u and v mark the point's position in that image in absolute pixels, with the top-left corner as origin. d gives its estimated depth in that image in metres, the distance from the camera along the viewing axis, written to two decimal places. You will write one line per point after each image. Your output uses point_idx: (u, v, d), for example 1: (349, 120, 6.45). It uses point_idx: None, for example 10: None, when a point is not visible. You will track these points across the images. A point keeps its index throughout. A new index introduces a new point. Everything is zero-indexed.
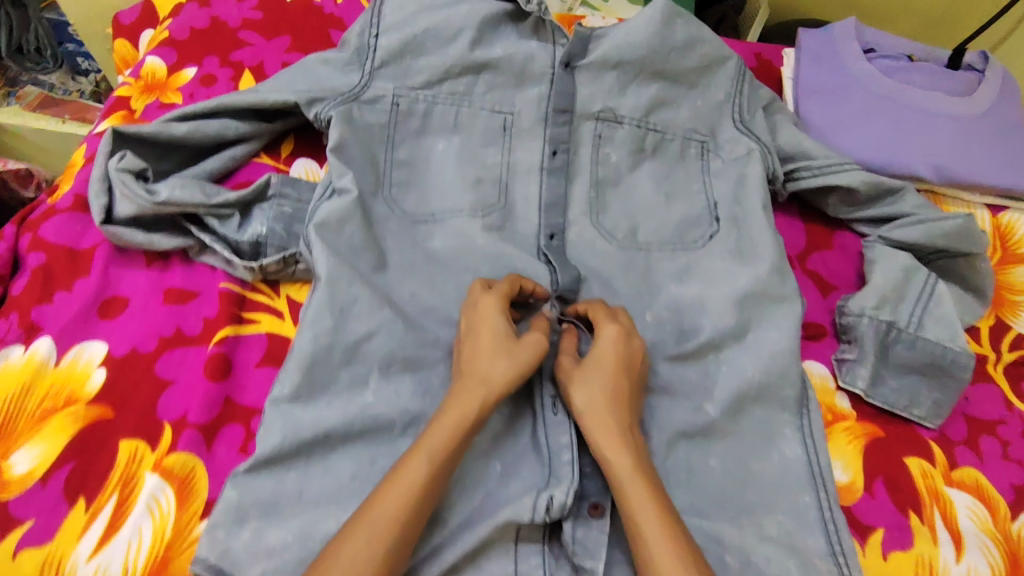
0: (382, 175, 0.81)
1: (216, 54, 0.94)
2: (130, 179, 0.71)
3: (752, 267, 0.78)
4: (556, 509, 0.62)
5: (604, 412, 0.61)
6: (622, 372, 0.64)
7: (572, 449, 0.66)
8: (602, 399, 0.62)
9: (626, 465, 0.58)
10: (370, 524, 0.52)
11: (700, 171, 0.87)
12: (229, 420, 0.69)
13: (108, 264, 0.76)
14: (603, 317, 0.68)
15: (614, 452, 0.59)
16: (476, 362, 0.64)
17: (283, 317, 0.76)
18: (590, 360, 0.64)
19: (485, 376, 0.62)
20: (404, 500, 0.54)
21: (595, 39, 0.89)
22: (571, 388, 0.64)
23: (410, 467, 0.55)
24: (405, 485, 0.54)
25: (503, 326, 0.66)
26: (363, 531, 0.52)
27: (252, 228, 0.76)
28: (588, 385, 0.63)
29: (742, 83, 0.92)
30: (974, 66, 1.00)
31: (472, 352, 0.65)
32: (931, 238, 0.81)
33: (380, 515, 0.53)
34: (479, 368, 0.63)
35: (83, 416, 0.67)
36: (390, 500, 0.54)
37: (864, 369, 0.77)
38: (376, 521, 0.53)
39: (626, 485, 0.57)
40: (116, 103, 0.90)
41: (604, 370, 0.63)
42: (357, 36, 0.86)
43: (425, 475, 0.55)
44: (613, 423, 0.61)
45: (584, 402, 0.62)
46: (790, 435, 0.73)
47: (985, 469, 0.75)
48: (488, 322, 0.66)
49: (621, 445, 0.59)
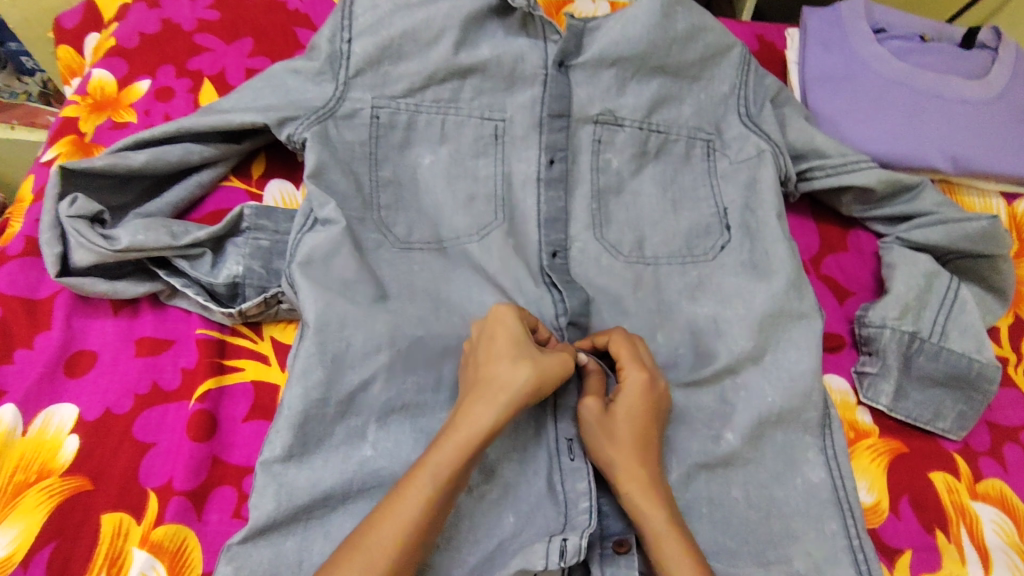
0: (369, 199, 0.74)
1: (171, 63, 0.85)
2: (85, 227, 0.65)
3: (766, 281, 0.74)
4: (572, 556, 0.57)
5: (634, 463, 0.59)
6: (648, 421, 0.62)
7: (590, 497, 0.62)
8: (631, 448, 0.60)
9: (657, 521, 0.57)
10: (366, 556, 0.49)
11: (707, 173, 0.81)
12: (219, 483, 0.64)
13: (70, 314, 0.70)
14: (629, 354, 0.64)
15: (646, 508, 0.58)
16: (490, 367, 0.58)
17: (269, 362, 0.70)
18: (617, 406, 0.62)
19: (503, 385, 0.55)
20: (402, 528, 0.50)
21: (589, 33, 0.81)
22: (599, 442, 0.61)
23: (411, 492, 0.51)
24: (404, 515, 0.50)
25: (523, 332, 0.60)
26: (357, 563, 0.48)
27: (228, 268, 0.70)
28: (618, 441, 0.60)
29: (747, 73, 0.86)
30: (986, 45, 0.94)
31: (487, 358, 0.59)
32: (952, 240, 0.78)
33: (377, 547, 0.49)
34: (495, 374, 0.57)
35: (58, 491, 0.61)
36: (389, 529, 0.50)
37: (887, 383, 0.73)
38: (371, 553, 0.49)
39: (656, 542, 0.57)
40: (63, 126, 0.82)
41: (634, 419, 0.61)
42: (326, 43, 0.77)
43: (427, 501, 0.51)
44: (641, 472, 0.59)
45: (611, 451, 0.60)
46: (813, 459, 0.68)
47: (1009, 479, 0.72)
48: (506, 326, 0.60)
49: (653, 499, 0.58)
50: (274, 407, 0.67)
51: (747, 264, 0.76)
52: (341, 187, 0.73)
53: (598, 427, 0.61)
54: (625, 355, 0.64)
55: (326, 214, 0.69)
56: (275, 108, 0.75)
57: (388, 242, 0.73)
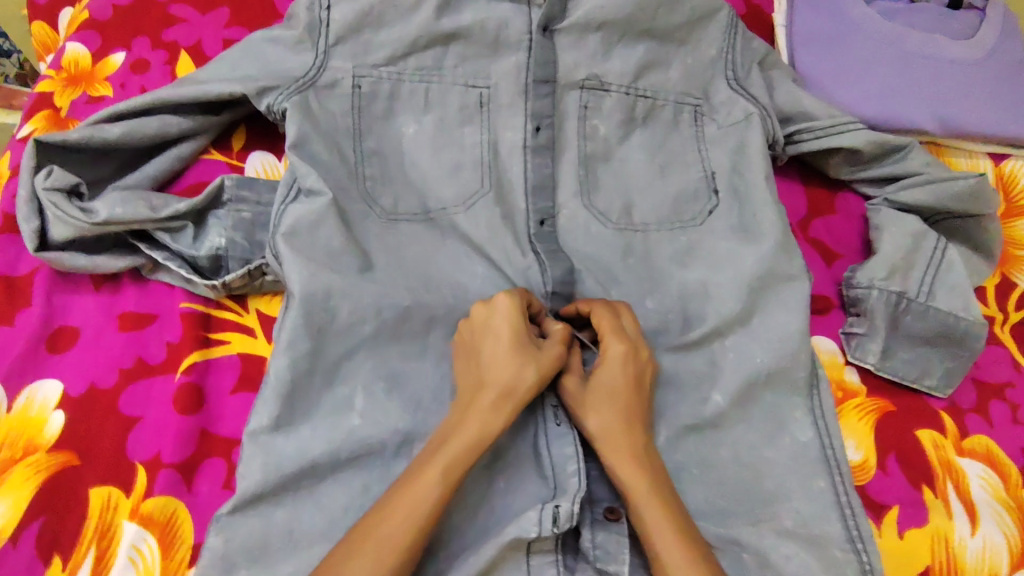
0: (356, 169, 0.73)
1: (146, 35, 0.83)
2: (61, 200, 0.64)
3: (755, 245, 0.73)
4: (563, 520, 0.56)
5: (615, 434, 0.58)
6: (630, 391, 0.61)
7: (579, 463, 0.61)
8: (613, 421, 0.59)
9: (640, 489, 0.56)
10: (376, 555, 0.48)
11: (695, 137, 0.80)
12: (208, 455, 0.63)
13: (50, 291, 0.69)
14: (609, 328, 0.63)
15: (627, 477, 0.56)
16: (494, 366, 0.57)
17: (254, 335, 0.69)
18: (597, 380, 0.61)
19: (508, 385, 0.56)
20: (410, 525, 0.49)
21: None
22: (583, 411, 0.60)
23: (422, 489, 0.51)
24: (414, 513, 0.50)
25: (523, 328, 0.59)
26: (367, 562, 0.48)
27: (209, 240, 0.69)
28: (602, 408, 0.59)
29: (735, 36, 0.84)
30: (974, 4, 0.93)
31: (489, 355, 0.58)
32: (942, 200, 0.77)
33: (385, 544, 0.48)
34: (498, 374, 0.57)
35: (46, 465, 0.61)
36: (400, 528, 0.49)
37: (875, 343, 0.74)
38: (379, 551, 0.48)
39: (641, 509, 0.55)
40: (37, 101, 0.80)
41: (614, 392, 0.60)
42: (305, 10, 0.75)
43: (439, 499, 0.50)
44: (623, 443, 0.58)
45: (593, 425, 0.59)
46: (800, 418, 0.69)
47: (996, 435, 0.73)
48: (509, 322, 0.59)
49: (635, 469, 0.57)
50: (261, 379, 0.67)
51: (734, 228, 0.76)
52: (324, 157, 0.71)
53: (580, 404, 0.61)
54: (607, 330, 0.63)
55: (314, 184, 0.68)
56: (254, 78, 0.73)
57: (374, 213, 0.72)
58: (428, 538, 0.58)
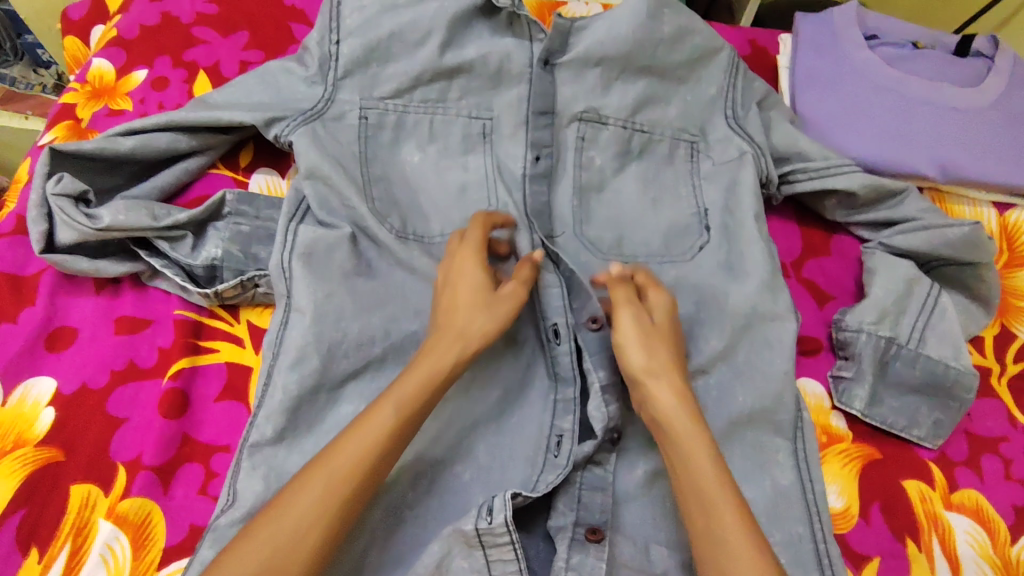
0: (364, 189, 0.73)
1: (168, 54, 0.87)
2: (69, 205, 0.67)
3: (743, 283, 0.74)
4: (498, 509, 0.56)
5: (673, 386, 0.56)
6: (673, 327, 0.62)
7: (561, 473, 0.60)
8: (666, 370, 0.57)
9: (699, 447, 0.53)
10: (330, 470, 0.48)
11: (690, 173, 0.81)
12: (186, 460, 0.64)
13: (53, 292, 0.72)
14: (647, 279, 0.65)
15: (684, 426, 0.54)
16: (451, 314, 0.58)
17: (244, 345, 0.71)
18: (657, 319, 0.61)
19: (462, 331, 0.56)
20: (365, 445, 0.49)
21: (576, 32, 0.81)
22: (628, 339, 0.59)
23: (376, 411, 0.51)
24: (369, 431, 0.50)
25: (483, 278, 0.60)
26: (321, 479, 0.48)
27: (207, 251, 0.72)
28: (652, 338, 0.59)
29: (736, 76, 0.85)
30: (983, 52, 0.94)
31: (449, 305, 0.59)
32: (934, 246, 0.77)
33: (342, 462, 0.48)
34: (454, 321, 0.57)
35: (30, 460, 0.63)
36: (354, 448, 0.49)
37: (862, 389, 0.73)
38: (336, 466, 0.48)
39: (698, 473, 0.51)
40: (61, 112, 0.84)
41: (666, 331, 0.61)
42: (316, 45, 0.77)
43: (394, 421, 0.51)
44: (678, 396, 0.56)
45: (644, 364, 0.58)
46: (783, 461, 0.67)
47: (986, 490, 0.71)
48: (465, 273, 0.60)
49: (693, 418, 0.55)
50: (245, 389, 0.68)
51: (723, 265, 0.76)
52: (332, 178, 0.71)
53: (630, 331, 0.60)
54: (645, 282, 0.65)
55: (328, 218, 0.71)
56: (265, 109, 0.75)
57: (385, 230, 0.71)
58: (398, 561, 0.58)
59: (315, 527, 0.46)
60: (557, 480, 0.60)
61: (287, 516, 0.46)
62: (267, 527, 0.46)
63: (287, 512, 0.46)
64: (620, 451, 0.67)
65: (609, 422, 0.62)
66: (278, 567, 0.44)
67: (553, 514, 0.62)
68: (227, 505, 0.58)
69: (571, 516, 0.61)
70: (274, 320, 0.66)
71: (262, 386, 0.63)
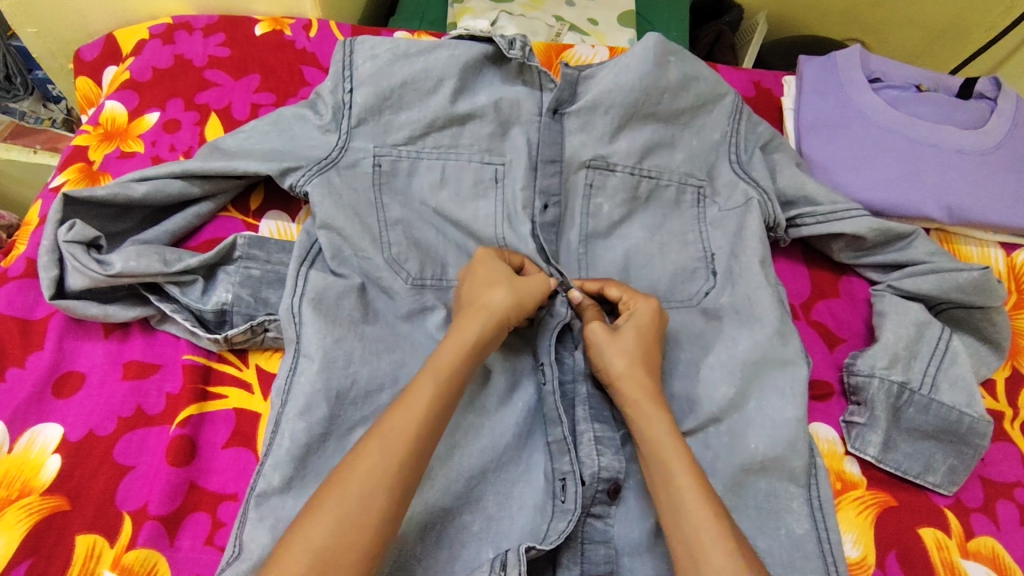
0: (380, 239, 0.73)
1: (180, 97, 0.88)
2: (80, 252, 0.68)
3: (751, 327, 0.73)
4: (512, 566, 0.55)
5: (657, 414, 0.60)
6: (654, 343, 0.66)
7: (570, 519, 0.60)
8: (645, 398, 0.61)
9: (680, 472, 0.55)
10: (385, 438, 0.52)
11: (696, 219, 0.81)
12: (193, 509, 0.63)
13: (62, 336, 0.71)
14: (631, 293, 0.69)
15: (661, 447, 0.57)
16: (476, 294, 0.64)
17: (252, 390, 0.71)
18: (625, 329, 0.66)
19: (488, 304, 0.63)
20: (413, 417, 0.53)
21: (584, 80, 0.83)
22: (606, 354, 0.64)
23: (417, 391, 0.55)
24: (414, 402, 0.54)
25: (503, 268, 0.67)
26: (379, 443, 0.51)
27: (217, 295, 0.72)
28: (626, 350, 0.64)
29: (740, 120, 0.85)
30: (985, 94, 0.95)
31: (471, 287, 0.66)
32: (943, 290, 0.77)
33: (394, 429, 0.52)
34: (482, 296, 0.64)
35: (36, 510, 0.62)
36: (403, 418, 0.53)
37: (876, 434, 0.72)
38: (389, 435, 0.52)
39: (678, 492, 0.54)
40: (73, 154, 0.85)
41: (643, 340, 0.65)
42: (329, 94, 0.78)
43: (436, 391, 0.55)
44: (661, 426, 0.59)
45: (630, 393, 0.62)
46: (797, 509, 0.66)
47: (1003, 537, 0.70)
48: (485, 265, 0.67)
49: (672, 439, 0.58)
50: (254, 436, 0.68)
51: (730, 310, 0.75)
52: (348, 231, 0.72)
53: (608, 357, 0.64)
54: (630, 296, 0.69)
55: (340, 267, 0.71)
56: (280, 160, 0.75)
57: (401, 280, 0.72)
58: None
59: (380, 486, 0.49)
60: (567, 531, 0.59)
61: (349, 481, 0.49)
62: (334, 496, 0.48)
63: (349, 479, 0.49)
64: (630, 499, 0.65)
65: (602, 469, 0.63)
66: (348, 530, 0.47)
67: (560, 568, 0.61)
68: (232, 558, 0.57)
69: (577, 568, 0.61)
70: (282, 366, 0.66)
71: (270, 433, 0.62)
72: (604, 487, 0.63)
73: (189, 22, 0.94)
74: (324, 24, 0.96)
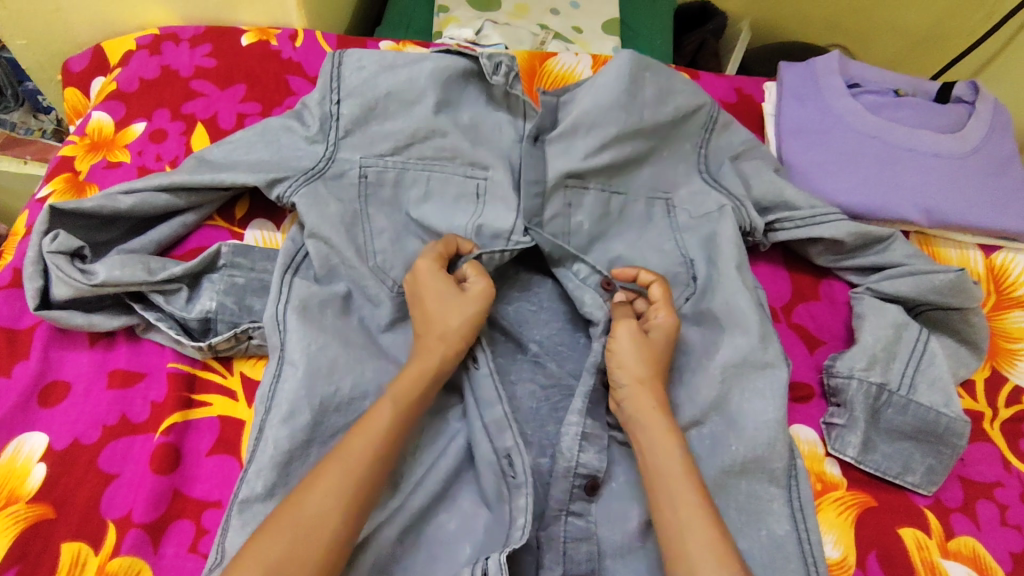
0: (366, 246, 0.74)
1: (167, 107, 0.89)
2: (64, 262, 0.68)
3: (731, 332, 0.74)
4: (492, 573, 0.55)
5: (665, 425, 0.60)
6: (672, 359, 0.66)
7: (528, 513, 0.59)
8: (657, 407, 0.61)
9: (684, 481, 0.56)
10: (341, 462, 0.53)
11: (669, 228, 0.82)
12: (178, 516, 0.64)
13: (47, 346, 0.72)
14: (662, 301, 0.70)
15: (667, 457, 0.58)
16: (428, 325, 0.64)
17: (236, 398, 0.71)
18: (654, 340, 0.66)
19: (441, 333, 0.63)
20: (373, 442, 0.54)
21: (562, 106, 0.84)
22: (625, 357, 0.64)
23: (375, 414, 0.56)
24: (372, 428, 0.55)
25: (443, 284, 0.66)
26: (337, 468, 0.52)
27: (201, 303, 0.73)
28: (650, 359, 0.64)
29: (710, 134, 0.87)
30: (963, 98, 0.96)
31: (420, 319, 0.65)
32: (922, 292, 0.78)
33: (351, 455, 0.53)
34: (432, 330, 0.63)
35: (21, 517, 0.62)
36: (363, 443, 0.54)
37: (855, 436, 0.73)
38: (346, 460, 0.53)
39: (680, 501, 0.55)
40: (60, 164, 0.86)
41: (664, 354, 0.66)
42: (317, 105, 0.79)
43: (393, 416, 0.56)
44: (668, 431, 0.60)
45: (644, 402, 0.62)
46: (777, 510, 0.66)
47: (982, 537, 0.70)
48: (429, 286, 0.66)
49: (681, 450, 0.58)
50: (238, 444, 0.68)
51: (710, 315, 0.76)
52: (334, 239, 0.72)
53: (631, 361, 0.64)
54: (662, 302, 0.70)
55: (324, 276, 0.72)
56: (267, 169, 0.76)
57: (387, 288, 0.73)
58: None
59: (331, 510, 0.50)
60: (527, 524, 0.58)
61: (302, 504, 0.50)
62: (288, 518, 0.49)
63: (302, 503, 0.50)
64: (613, 503, 0.66)
65: (580, 466, 0.64)
66: (300, 551, 0.48)
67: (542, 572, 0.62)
68: (214, 565, 0.57)
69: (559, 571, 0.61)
70: (265, 374, 0.66)
71: (253, 440, 0.63)
72: (581, 483, 0.64)
73: (176, 33, 0.95)
74: (310, 34, 0.97)
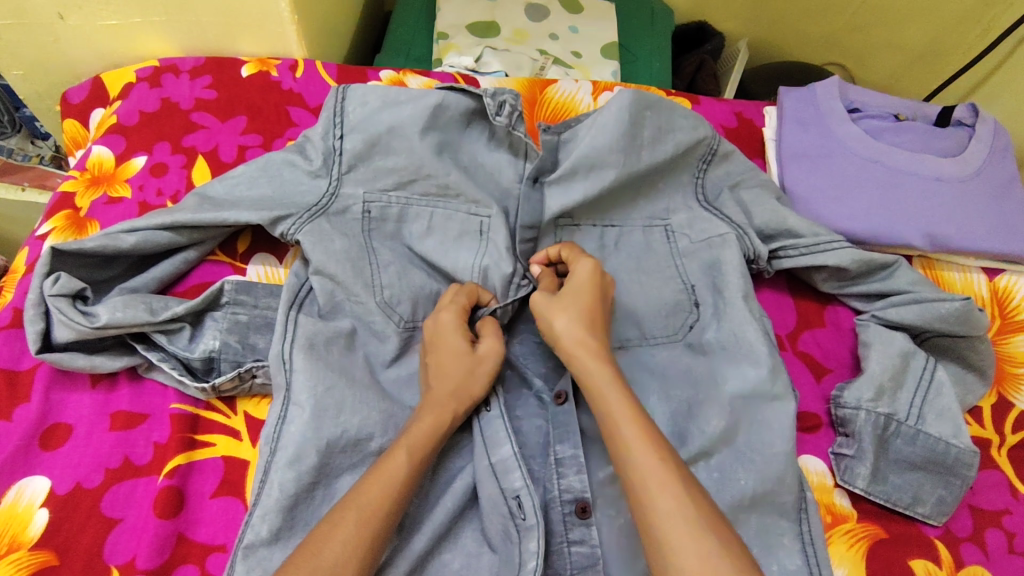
0: (370, 281, 0.73)
1: (167, 140, 0.89)
2: (66, 305, 0.68)
3: (738, 363, 0.74)
4: None
5: (616, 400, 0.58)
6: (600, 310, 0.66)
7: (539, 558, 0.58)
8: (597, 375, 0.60)
9: (641, 455, 0.54)
10: (360, 510, 0.52)
11: (669, 255, 0.82)
12: (181, 561, 0.63)
13: (49, 387, 0.71)
14: (579, 259, 0.69)
15: (619, 430, 0.56)
16: (441, 379, 0.63)
17: (240, 438, 0.71)
18: (568, 295, 0.66)
19: (456, 391, 0.63)
20: (389, 489, 0.54)
21: (563, 145, 0.84)
22: (555, 325, 0.64)
23: (391, 461, 0.56)
24: (387, 477, 0.54)
25: (459, 340, 0.65)
26: (354, 515, 0.51)
27: (204, 343, 0.72)
28: (570, 317, 0.64)
29: (709, 164, 0.87)
30: (963, 121, 0.96)
31: (433, 372, 0.64)
32: (927, 320, 0.77)
33: (369, 503, 0.52)
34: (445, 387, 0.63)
35: (23, 565, 0.61)
36: (380, 490, 0.53)
37: (864, 467, 0.72)
38: (362, 507, 0.52)
39: (644, 485, 0.52)
40: (60, 200, 0.85)
41: (591, 310, 0.65)
42: (320, 138, 0.79)
43: (410, 463, 0.56)
44: (619, 402, 0.58)
45: (584, 370, 0.61)
46: (789, 545, 0.65)
47: (993, 567, 0.70)
48: (447, 340, 0.65)
49: (630, 417, 0.56)
50: (243, 485, 0.68)
51: (716, 346, 0.76)
52: (338, 275, 0.72)
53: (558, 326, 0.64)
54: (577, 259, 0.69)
55: (329, 312, 0.72)
56: (269, 207, 0.75)
57: (392, 324, 0.73)
58: None
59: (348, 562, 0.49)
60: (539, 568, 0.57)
61: (319, 557, 0.48)
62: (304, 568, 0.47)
63: (319, 553, 0.49)
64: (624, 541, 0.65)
65: (563, 490, 0.65)
66: None
67: None
68: None
69: None
70: (270, 414, 0.65)
71: (258, 483, 0.62)
72: (573, 509, 0.64)
73: (176, 64, 0.95)
74: (311, 64, 0.97)
